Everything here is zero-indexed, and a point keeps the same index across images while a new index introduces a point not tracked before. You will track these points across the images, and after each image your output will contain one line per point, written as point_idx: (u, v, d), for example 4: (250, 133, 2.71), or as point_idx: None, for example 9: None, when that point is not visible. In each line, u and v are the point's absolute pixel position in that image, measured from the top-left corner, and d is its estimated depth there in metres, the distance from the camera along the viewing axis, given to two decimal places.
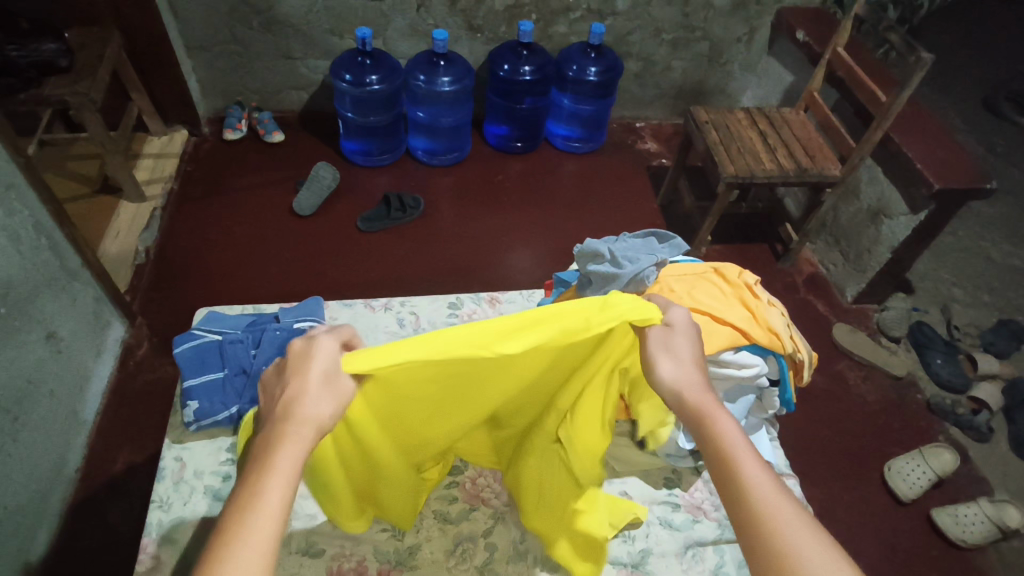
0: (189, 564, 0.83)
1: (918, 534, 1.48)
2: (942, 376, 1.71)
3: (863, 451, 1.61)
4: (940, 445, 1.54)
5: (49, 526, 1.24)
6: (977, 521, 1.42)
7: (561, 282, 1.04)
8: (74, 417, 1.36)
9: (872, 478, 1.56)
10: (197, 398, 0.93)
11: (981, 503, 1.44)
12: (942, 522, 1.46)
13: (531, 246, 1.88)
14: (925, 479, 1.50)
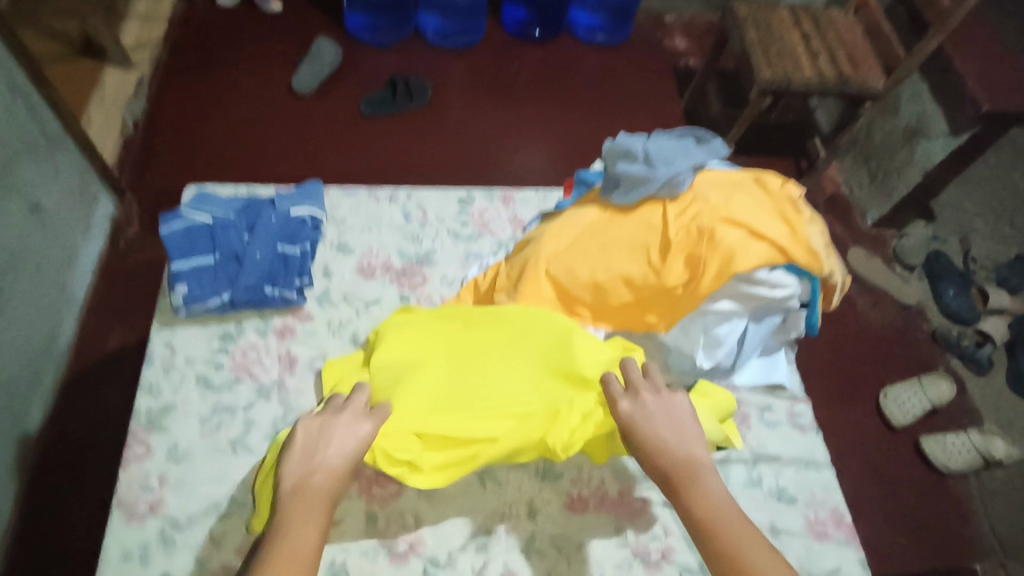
0: (181, 452, 0.80)
1: (904, 459, 1.49)
2: (952, 308, 1.65)
3: (863, 377, 1.59)
4: (939, 375, 1.52)
5: (42, 400, 1.22)
6: (964, 450, 1.42)
7: (582, 182, 0.94)
8: (64, 294, 1.31)
9: (868, 405, 1.55)
10: (186, 282, 0.86)
11: (970, 433, 1.44)
12: (928, 448, 1.46)
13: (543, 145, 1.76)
14: (919, 408, 1.49)
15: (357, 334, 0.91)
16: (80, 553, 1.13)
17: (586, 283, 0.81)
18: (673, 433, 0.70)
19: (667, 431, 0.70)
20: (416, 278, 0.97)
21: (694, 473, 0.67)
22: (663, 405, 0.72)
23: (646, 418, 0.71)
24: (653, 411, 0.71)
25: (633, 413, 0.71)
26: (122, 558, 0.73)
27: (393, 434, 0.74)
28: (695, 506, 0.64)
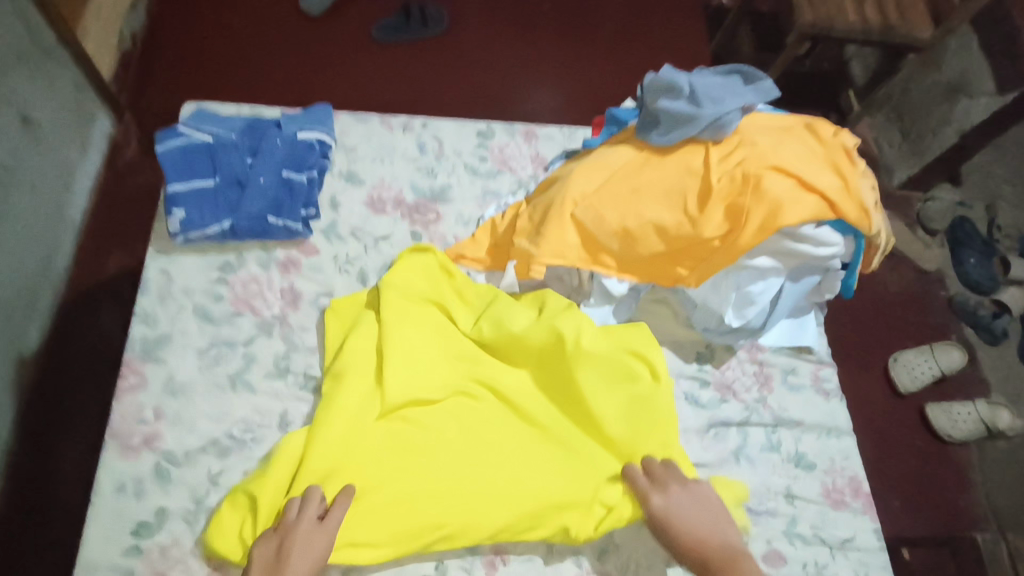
0: (178, 387, 0.76)
1: (909, 427, 1.42)
2: (972, 277, 1.52)
3: (874, 343, 1.52)
4: (953, 342, 1.43)
5: (40, 323, 1.19)
6: (970, 419, 1.36)
7: (613, 120, 0.87)
8: (61, 214, 1.25)
9: (875, 370, 1.48)
10: (184, 206, 0.80)
11: (978, 402, 1.37)
12: (933, 415, 1.40)
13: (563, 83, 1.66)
14: (928, 374, 1.41)
15: (366, 272, 0.86)
16: (81, 477, 1.11)
17: (613, 229, 0.75)
18: (700, 527, 0.72)
19: (701, 526, 0.72)
20: (430, 215, 0.91)
21: (735, 557, 0.70)
22: (691, 497, 0.74)
23: (677, 512, 0.73)
24: (680, 502, 0.73)
25: (658, 504, 0.73)
26: (116, 490, 0.70)
27: (380, 502, 0.71)
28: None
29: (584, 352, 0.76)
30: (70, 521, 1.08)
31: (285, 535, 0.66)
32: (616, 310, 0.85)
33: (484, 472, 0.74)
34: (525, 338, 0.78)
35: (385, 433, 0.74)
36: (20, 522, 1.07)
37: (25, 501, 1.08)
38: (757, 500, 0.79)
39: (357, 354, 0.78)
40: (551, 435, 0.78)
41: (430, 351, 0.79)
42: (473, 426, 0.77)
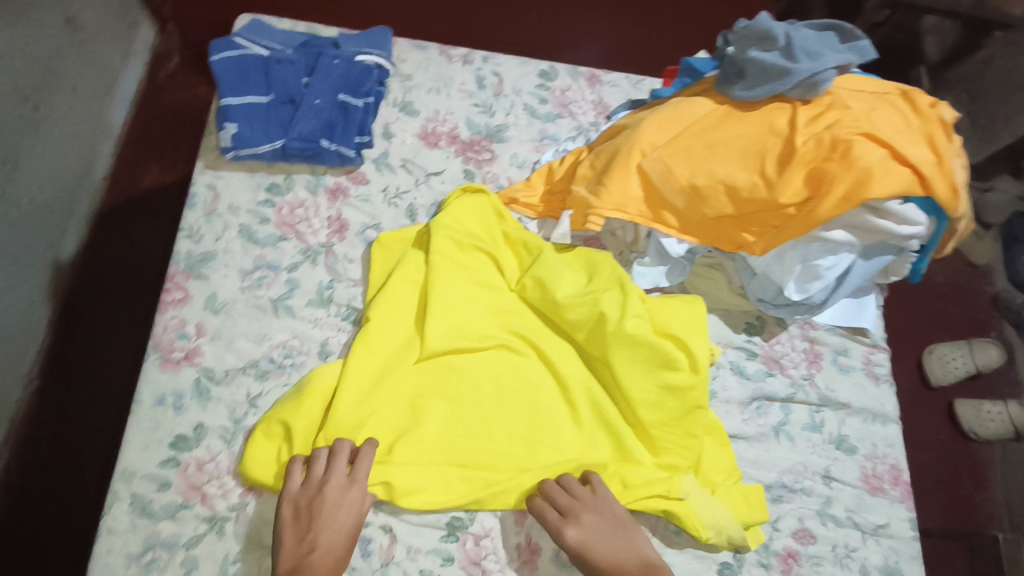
0: (219, 305, 0.75)
1: (931, 419, 1.35)
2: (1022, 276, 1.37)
3: (910, 333, 1.43)
4: (991, 340, 1.32)
5: (75, 230, 1.19)
6: (1000, 419, 1.27)
7: (687, 70, 0.82)
8: (101, 123, 1.23)
9: (908, 360, 1.40)
10: (236, 121, 0.77)
11: (1012, 403, 1.27)
12: (961, 411, 1.31)
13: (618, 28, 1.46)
14: (963, 369, 1.31)
15: (415, 208, 0.83)
16: (107, 383, 1.13)
17: (681, 185, 0.71)
18: (620, 552, 0.67)
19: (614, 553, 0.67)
20: (484, 153, 0.87)
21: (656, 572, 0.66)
22: (605, 525, 0.68)
23: (591, 543, 0.67)
24: (592, 530, 0.68)
25: (573, 535, 0.67)
26: (156, 403, 0.70)
27: (411, 455, 0.70)
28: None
29: (625, 332, 0.73)
30: (99, 426, 1.10)
31: (313, 489, 0.66)
32: (669, 273, 0.81)
33: (512, 436, 0.73)
34: (565, 310, 0.76)
35: (417, 384, 0.73)
36: (51, 422, 1.09)
37: (57, 402, 1.10)
38: (793, 478, 0.78)
39: (396, 301, 0.76)
40: (584, 408, 0.76)
41: (472, 305, 0.77)
42: (507, 386, 0.75)
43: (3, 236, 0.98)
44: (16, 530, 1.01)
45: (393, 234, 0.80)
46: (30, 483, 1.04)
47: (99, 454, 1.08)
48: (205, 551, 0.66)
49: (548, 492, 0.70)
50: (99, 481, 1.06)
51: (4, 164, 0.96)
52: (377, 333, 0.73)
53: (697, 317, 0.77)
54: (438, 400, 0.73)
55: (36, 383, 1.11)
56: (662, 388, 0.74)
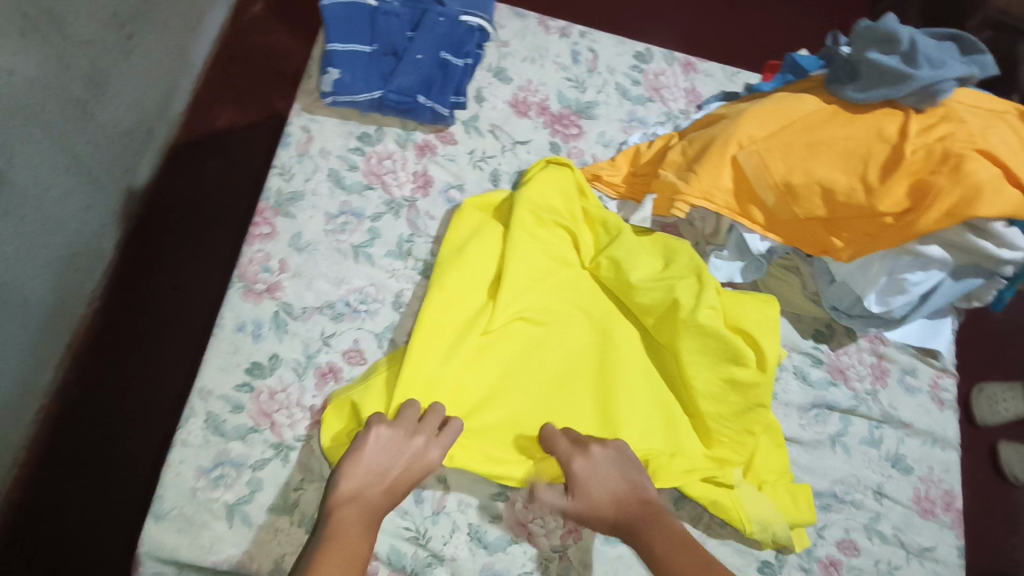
0: (303, 245, 0.77)
1: (972, 458, 1.28)
2: None
3: (962, 365, 1.34)
4: None
5: (150, 161, 1.23)
6: None
7: (794, 69, 0.81)
8: (185, 59, 1.27)
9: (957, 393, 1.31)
10: (339, 68, 0.79)
11: None
12: (1007, 454, 1.25)
13: (690, 26, 1.44)
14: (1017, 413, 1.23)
15: (498, 173, 0.84)
16: (166, 311, 1.18)
17: (775, 181, 0.70)
18: (623, 484, 0.67)
19: (612, 485, 0.66)
20: (572, 128, 0.87)
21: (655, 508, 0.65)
22: (608, 457, 0.68)
23: (594, 475, 0.67)
24: (597, 463, 0.67)
25: (579, 465, 0.67)
26: (236, 329, 0.73)
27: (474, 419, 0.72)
28: (658, 540, 0.62)
29: (697, 322, 0.73)
30: (154, 351, 1.15)
31: (405, 432, 0.65)
32: (745, 269, 0.81)
33: (573, 416, 0.75)
34: (637, 293, 0.76)
35: (484, 349, 0.74)
36: (111, 341, 1.14)
37: (117, 323, 1.15)
38: (844, 489, 0.77)
39: (471, 265, 0.76)
40: (646, 393, 0.77)
41: (545, 279, 0.78)
42: (570, 365, 0.76)
43: (85, 155, 1.02)
44: (71, 437, 1.06)
45: (473, 201, 0.81)
46: (86, 396, 1.09)
47: (150, 377, 1.13)
48: (270, 474, 0.69)
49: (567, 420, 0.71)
50: (150, 402, 1.11)
51: (95, 86, 1.00)
52: (449, 295, 0.74)
53: (767, 317, 0.77)
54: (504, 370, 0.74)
55: (98, 302, 1.15)
56: (726, 384, 0.75)
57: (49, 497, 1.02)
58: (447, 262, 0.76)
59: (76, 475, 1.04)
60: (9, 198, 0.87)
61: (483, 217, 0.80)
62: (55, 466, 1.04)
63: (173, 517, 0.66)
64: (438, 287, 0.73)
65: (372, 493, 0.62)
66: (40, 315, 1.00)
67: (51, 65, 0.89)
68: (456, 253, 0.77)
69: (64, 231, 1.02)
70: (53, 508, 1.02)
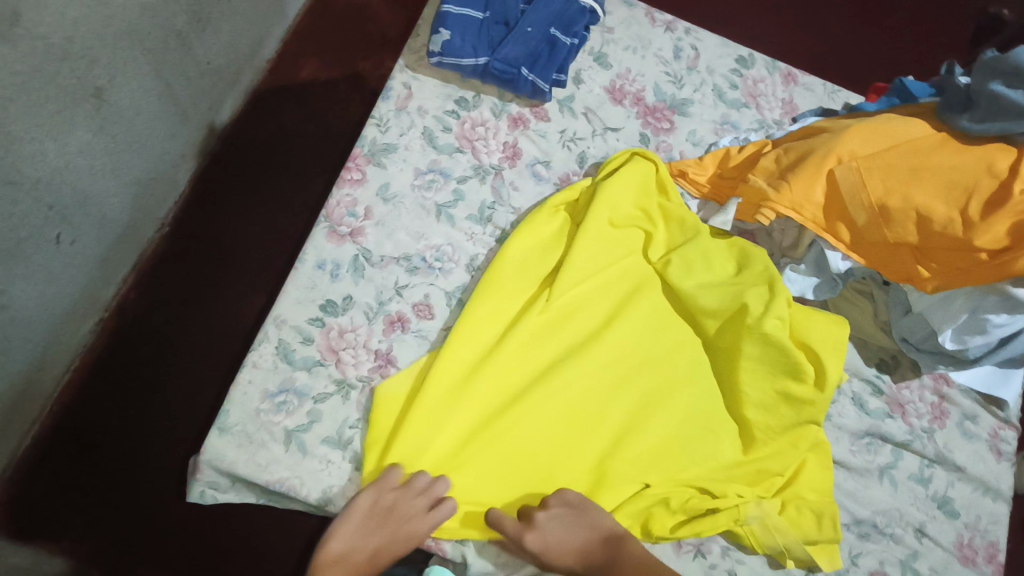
0: (390, 195, 0.79)
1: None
2: None
3: None
4: None
5: (232, 100, 1.27)
6: None
7: (902, 92, 0.80)
8: (279, 7, 1.30)
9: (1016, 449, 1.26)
10: (450, 29, 0.81)
11: None
12: None
13: (787, 38, 1.42)
14: None
15: (586, 156, 0.85)
16: (229, 245, 1.21)
17: (870, 200, 0.70)
18: (580, 538, 0.66)
19: (568, 538, 0.66)
20: (664, 122, 0.88)
21: (617, 541, 0.66)
22: (558, 517, 0.66)
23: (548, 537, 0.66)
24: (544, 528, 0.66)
25: (536, 542, 0.65)
26: (316, 266, 0.75)
27: (525, 395, 0.72)
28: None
29: (762, 330, 0.73)
30: (213, 284, 1.18)
31: (396, 502, 0.64)
32: (819, 287, 0.79)
33: (623, 411, 0.74)
34: (699, 297, 0.76)
35: (537, 333, 0.75)
36: (173, 266, 1.17)
37: (179, 252, 1.19)
38: (885, 521, 0.76)
39: (531, 255, 0.78)
40: (700, 397, 0.76)
41: (612, 268, 0.78)
42: (627, 360, 0.76)
43: (177, 86, 1.06)
44: (121, 353, 1.10)
45: (551, 196, 0.81)
46: (142, 317, 1.13)
47: (204, 308, 1.16)
48: (329, 409, 0.71)
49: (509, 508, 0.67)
50: (201, 330, 1.15)
51: (197, 21, 1.04)
52: (508, 280, 0.76)
53: (837, 338, 0.76)
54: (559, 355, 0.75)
55: (168, 228, 1.20)
56: (778, 399, 0.74)
57: (90, 406, 1.06)
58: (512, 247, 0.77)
59: (119, 389, 1.08)
60: (105, 114, 0.92)
61: (553, 216, 0.80)
62: (101, 378, 1.08)
63: (235, 432, 0.68)
64: (498, 270, 0.76)
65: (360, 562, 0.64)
66: (114, 230, 1.05)
67: None
68: (528, 234, 0.78)
69: (146, 155, 1.06)
70: (93, 418, 1.06)
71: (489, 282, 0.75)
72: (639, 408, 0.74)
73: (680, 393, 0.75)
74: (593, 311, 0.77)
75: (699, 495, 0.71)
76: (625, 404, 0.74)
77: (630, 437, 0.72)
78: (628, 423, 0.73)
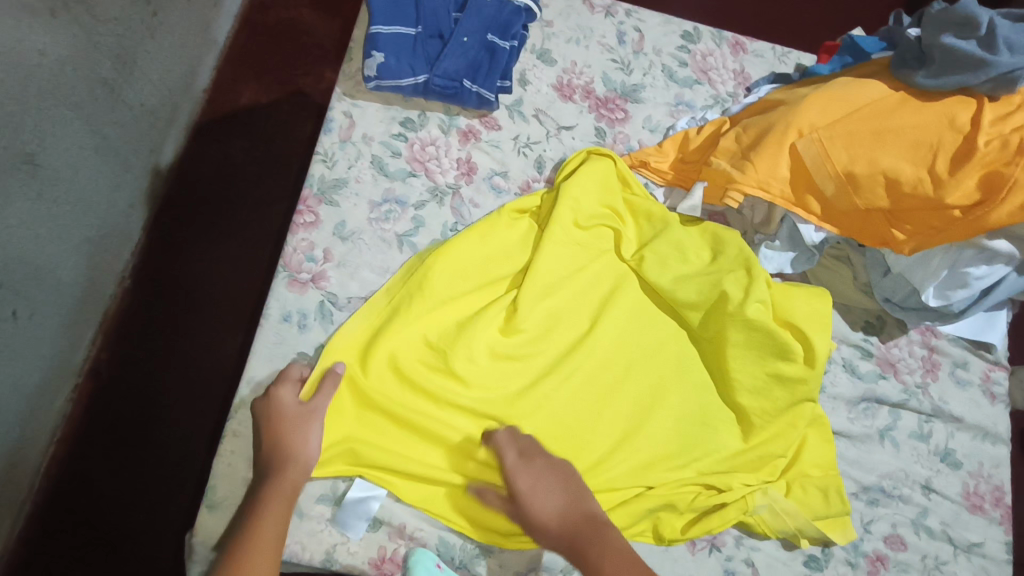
0: (347, 233, 0.76)
1: None
2: None
3: None
4: None
5: (173, 140, 1.21)
6: None
7: (852, 52, 0.79)
8: (206, 34, 1.24)
9: None
10: (383, 50, 0.78)
11: None
12: None
13: None
14: None
15: (543, 160, 0.82)
16: (192, 291, 1.17)
17: (836, 170, 0.68)
18: (562, 500, 0.64)
19: (550, 492, 0.64)
20: (618, 113, 0.85)
21: (599, 521, 0.64)
22: (550, 471, 0.66)
23: (537, 489, 0.64)
24: (533, 481, 0.65)
25: (521, 481, 0.64)
26: (281, 319, 0.72)
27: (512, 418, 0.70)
28: (605, 560, 0.61)
29: (744, 316, 0.72)
30: (183, 334, 1.14)
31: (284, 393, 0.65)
32: (795, 260, 0.78)
33: (615, 418, 0.72)
34: (677, 290, 0.74)
35: (511, 350, 0.72)
36: (139, 323, 1.13)
37: (143, 305, 1.14)
38: (892, 484, 0.76)
39: (496, 265, 0.75)
40: (692, 392, 0.75)
41: (581, 269, 0.76)
42: (612, 366, 0.74)
43: (113, 135, 1.01)
44: (101, 418, 1.06)
45: (512, 203, 0.78)
46: (115, 380, 1.09)
47: (178, 359, 1.12)
48: None
49: (497, 440, 0.67)
50: (181, 382, 1.11)
51: (122, 65, 0.98)
52: (473, 297, 0.73)
53: (820, 312, 0.75)
54: (540, 370, 0.73)
55: (129, 282, 1.15)
56: (767, 384, 0.73)
57: (78, 476, 1.03)
58: (465, 258, 0.74)
59: (106, 455, 1.04)
60: (42, 180, 0.87)
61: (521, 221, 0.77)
62: (86, 447, 1.04)
63: (226, 506, 0.66)
64: (466, 293, 0.73)
65: (296, 474, 0.62)
66: (72, 296, 1.01)
67: (80, 44, 0.87)
68: (493, 248, 0.75)
69: (93, 212, 1.01)
70: (83, 487, 1.02)
71: (456, 303, 0.72)
72: (629, 414, 0.73)
73: (669, 391, 0.74)
74: (569, 318, 0.75)
75: (704, 496, 0.70)
76: (616, 411, 0.72)
77: (624, 449, 0.71)
78: (619, 431, 0.72)
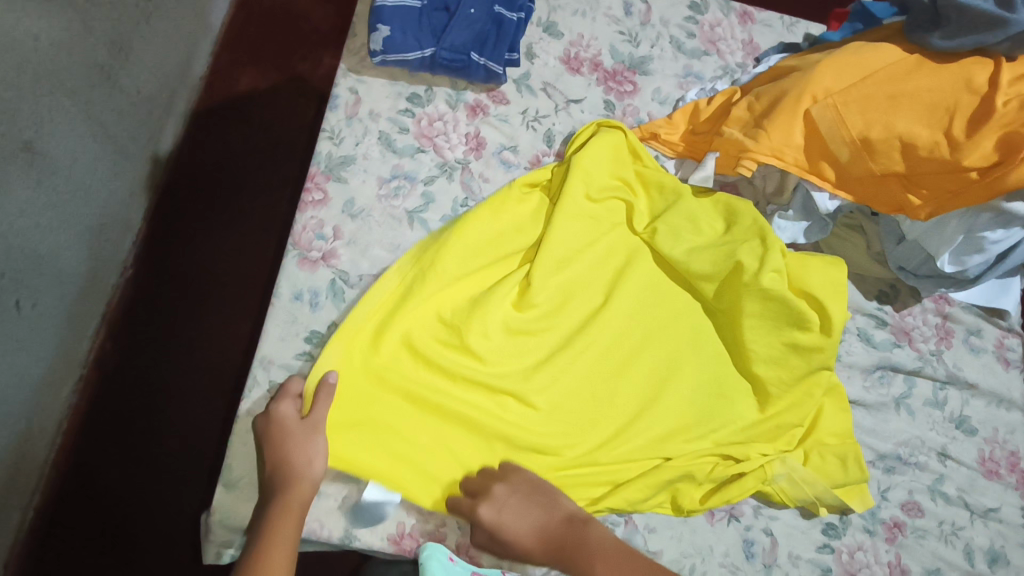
0: (357, 210, 0.75)
1: None
2: None
3: None
4: None
5: (172, 126, 1.20)
6: None
7: (862, 16, 0.78)
8: (202, 18, 1.22)
9: None
10: (389, 24, 0.77)
11: None
12: None
13: None
14: None
15: (552, 134, 0.81)
16: (196, 278, 1.16)
17: (852, 136, 0.68)
18: (537, 515, 0.64)
19: (522, 520, 0.64)
20: (627, 85, 0.84)
21: (580, 524, 0.64)
22: (515, 496, 0.64)
23: (505, 521, 0.63)
24: (497, 513, 0.63)
25: (489, 516, 0.63)
26: (293, 298, 0.71)
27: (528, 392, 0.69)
28: (596, 560, 0.61)
29: (759, 286, 0.72)
30: (189, 320, 1.13)
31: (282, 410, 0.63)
32: (809, 230, 0.77)
33: (631, 391, 0.72)
34: (691, 262, 0.74)
35: (526, 324, 0.72)
36: (144, 311, 1.12)
37: (147, 293, 1.13)
38: (908, 452, 0.76)
39: (508, 240, 0.75)
40: (708, 364, 0.74)
41: (594, 243, 0.76)
42: (626, 339, 0.73)
43: (111, 122, 1.00)
44: (108, 408, 1.06)
45: (522, 177, 0.77)
46: (122, 368, 1.08)
47: (184, 347, 1.11)
48: None
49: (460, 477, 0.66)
50: (188, 369, 1.10)
51: (119, 50, 0.97)
52: (486, 272, 0.73)
53: (835, 280, 0.74)
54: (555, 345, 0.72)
55: (132, 271, 1.14)
56: (782, 354, 0.73)
57: (87, 467, 1.02)
58: (476, 234, 0.73)
59: (114, 445, 1.04)
60: (42, 167, 0.86)
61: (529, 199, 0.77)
62: (94, 436, 1.04)
63: (243, 486, 0.65)
64: (478, 269, 0.73)
65: (301, 491, 0.60)
66: (75, 285, 1.00)
67: (76, 28, 0.86)
68: (504, 224, 0.75)
69: (93, 199, 1.00)
70: (91, 478, 1.02)
71: (469, 278, 0.72)
72: (644, 387, 0.72)
73: (685, 363, 0.74)
74: (583, 291, 0.74)
75: (722, 466, 0.70)
76: (632, 384, 0.72)
77: (641, 421, 0.71)
78: (635, 403, 0.72)
